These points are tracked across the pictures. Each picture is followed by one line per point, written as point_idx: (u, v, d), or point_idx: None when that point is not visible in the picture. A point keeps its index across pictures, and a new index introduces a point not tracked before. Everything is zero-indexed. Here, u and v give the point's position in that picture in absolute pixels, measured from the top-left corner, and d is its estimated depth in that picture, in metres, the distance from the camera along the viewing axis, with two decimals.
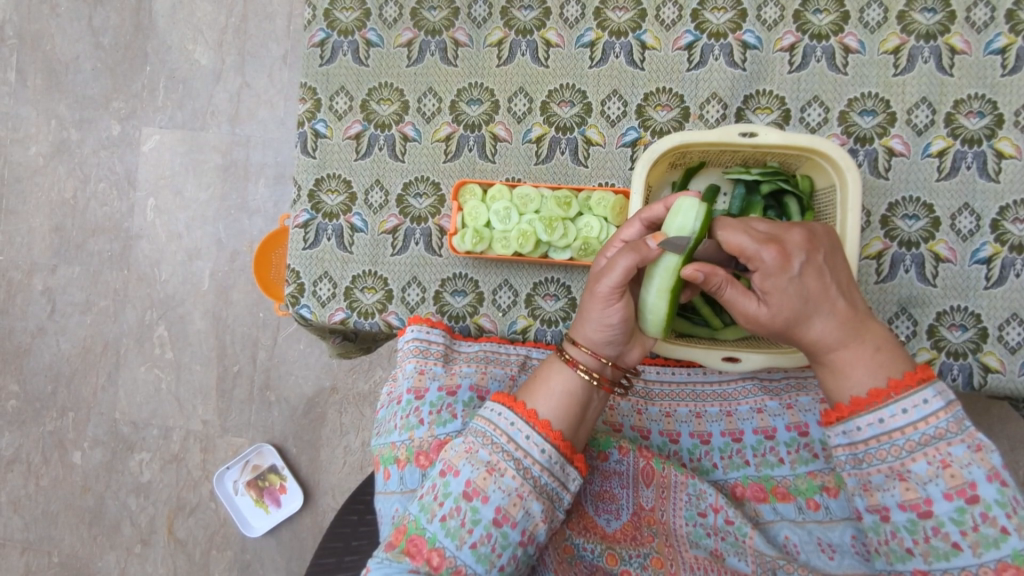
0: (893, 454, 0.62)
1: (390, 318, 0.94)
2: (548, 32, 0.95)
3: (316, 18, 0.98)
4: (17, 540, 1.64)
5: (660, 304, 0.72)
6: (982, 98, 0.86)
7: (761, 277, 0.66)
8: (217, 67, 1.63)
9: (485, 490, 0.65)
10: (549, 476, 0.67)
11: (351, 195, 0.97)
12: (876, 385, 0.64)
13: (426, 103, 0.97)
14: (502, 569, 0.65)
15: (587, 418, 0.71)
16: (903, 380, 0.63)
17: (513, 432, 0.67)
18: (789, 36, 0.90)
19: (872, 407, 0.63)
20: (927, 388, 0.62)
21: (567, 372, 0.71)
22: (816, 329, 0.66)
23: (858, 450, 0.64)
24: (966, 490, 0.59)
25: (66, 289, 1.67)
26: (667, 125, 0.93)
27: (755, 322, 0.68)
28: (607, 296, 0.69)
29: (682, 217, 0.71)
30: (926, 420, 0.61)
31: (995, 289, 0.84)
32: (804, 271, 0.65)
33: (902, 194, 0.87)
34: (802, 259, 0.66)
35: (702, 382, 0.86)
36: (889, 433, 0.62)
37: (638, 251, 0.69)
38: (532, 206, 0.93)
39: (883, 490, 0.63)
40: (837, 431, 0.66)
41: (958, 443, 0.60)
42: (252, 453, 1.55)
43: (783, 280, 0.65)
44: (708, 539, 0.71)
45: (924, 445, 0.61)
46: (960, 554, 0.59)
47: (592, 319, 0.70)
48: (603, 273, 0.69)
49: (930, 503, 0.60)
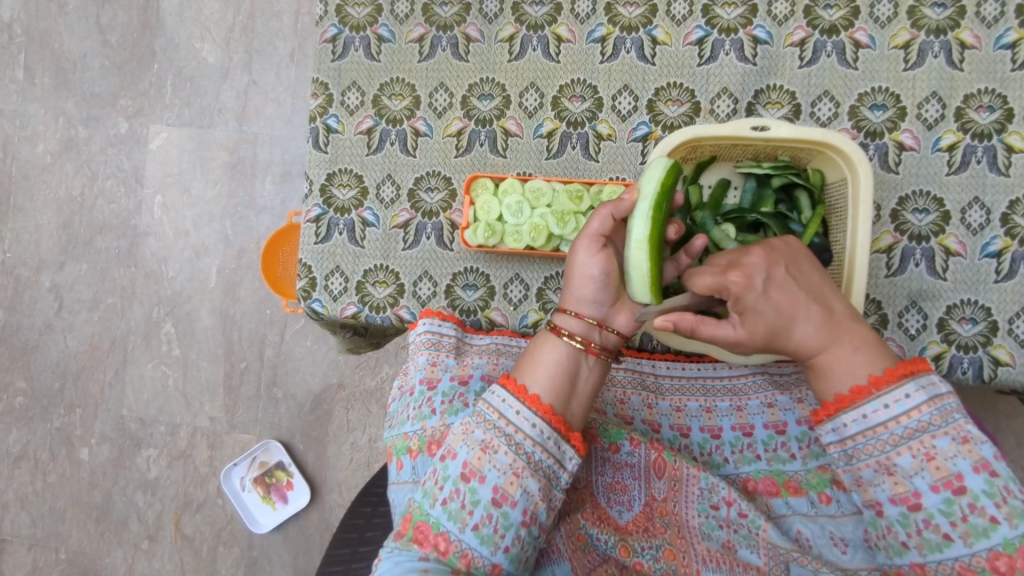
0: (880, 448, 0.63)
1: (402, 313, 0.95)
2: (559, 27, 0.96)
3: (327, 14, 0.98)
4: (24, 536, 1.64)
5: (640, 257, 0.74)
6: (992, 92, 0.86)
7: (734, 299, 0.69)
8: (225, 65, 1.63)
9: (482, 470, 0.65)
10: (544, 452, 0.66)
11: (363, 189, 0.97)
12: (857, 381, 0.65)
13: (438, 99, 0.98)
14: (507, 551, 0.64)
15: (579, 390, 0.71)
16: (883, 376, 0.64)
17: (505, 408, 0.67)
18: (799, 31, 0.90)
19: (855, 404, 0.64)
20: (909, 382, 0.63)
21: (551, 339, 0.72)
22: (795, 342, 0.68)
23: (848, 447, 0.65)
24: (952, 482, 0.60)
25: (74, 286, 1.67)
26: (678, 120, 0.93)
27: (738, 340, 0.70)
28: (589, 246, 0.74)
29: (649, 173, 0.77)
30: (908, 414, 0.62)
31: (1006, 282, 0.84)
32: (768, 286, 0.68)
33: (913, 188, 0.87)
34: (764, 276, 0.68)
35: (712, 376, 0.87)
36: (874, 428, 0.63)
37: (613, 205, 0.77)
38: (545, 200, 0.93)
39: (875, 484, 0.63)
40: (826, 429, 0.66)
41: (943, 435, 0.61)
42: (260, 449, 1.56)
43: (753, 299, 0.68)
44: (720, 531, 0.71)
45: (908, 438, 0.62)
46: (953, 545, 0.59)
47: (575, 276, 0.74)
48: (585, 230, 0.77)
49: (919, 496, 0.61)
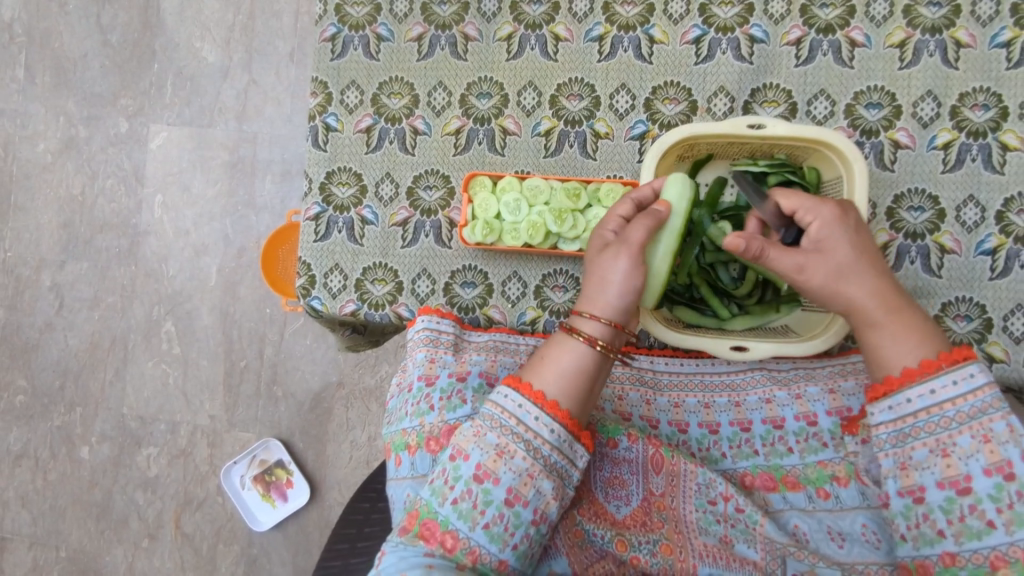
0: (941, 427, 0.64)
1: (401, 310, 0.95)
2: (557, 26, 0.97)
3: (327, 13, 0.99)
4: (25, 534, 1.65)
5: (662, 266, 0.77)
6: (987, 91, 0.87)
7: (818, 227, 0.72)
8: (224, 65, 1.64)
9: (496, 472, 0.66)
10: (559, 455, 0.67)
11: (362, 187, 0.98)
12: (924, 356, 0.67)
13: (436, 97, 0.99)
14: (515, 548, 0.65)
15: (598, 392, 0.72)
16: (950, 354, 0.66)
17: (522, 413, 0.68)
18: (795, 30, 0.91)
19: (924, 377, 0.65)
20: (975, 363, 0.65)
21: (578, 346, 0.72)
22: (858, 284, 0.69)
23: (904, 426, 0.66)
24: (1004, 468, 0.61)
25: (74, 285, 1.68)
26: (675, 118, 0.94)
27: (806, 262, 0.71)
28: (637, 257, 0.74)
29: (680, 186, 0.78)
30: (974, 393, 0.63)
31: (1000, 279, 0.85)
32: (856, 225, 0.72)
33: (908, 185, 0.88)
34: (853, 216, 0.72)
35: (711, 372, 0.88)
36: (939, 405, 0.64)
37: (652, 216, 0.76)
38: (542, 198, 0.93)
39: (923, 467, 0.64)
40: (882, 406, 0.67)
41: (1000, 418, 0.62)
42: (259, 447, 1.56)
43: (837, 230, 0.71)
44: (717, 526, 0.71)
45: (971, 419, 0.63)
46: (994, 532, 0.60)
47: (616, 288, 0.73)
48: (627, 238, 0.75)
49: (970, 480, 0.62)
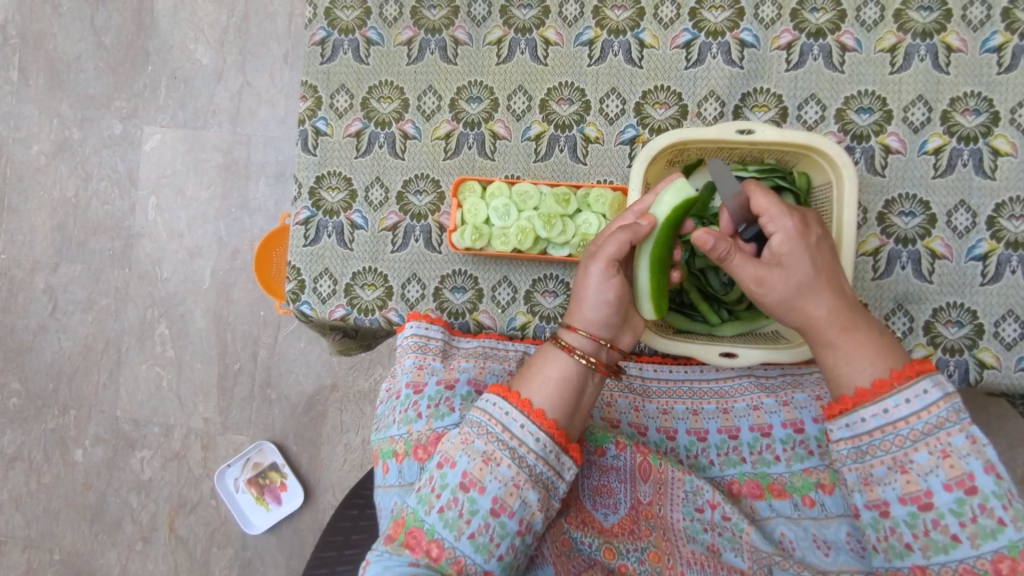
0: (897, 444, 0.63)
1: (390, 315, 0.95)
2: (547, 30, 0.96)
3: (316, 17, 0.99)
4: (18, 537, 1.65)
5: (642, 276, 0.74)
6: (978, 95, 0.87)
7: (782, 239, 0.68)
8: (218, 67, 1.63)
9: (482, 481, 0.66)
10: (544, 465, 0.67)
11: (352, 191, 0.97)
12: (879, 375, 0.65)
13: (426, 101, 0.98)
14: (501, 558, 0.65)
15: (582, 405, 0.72)
16: (903, 371, 0.65)
17: (508, 421, 0.68)
18: (786, 34, 0.91)
19: (877, 398, 0.64)
20: (926, 379, 0.63)
21: (559, 356, 0.72)
22: (818, 303, 0.68)
23: (861, 443, 0.65)
24: (965, 481, 0.61)
25: (68, 287, 1.67)
26: (666, 122, 0.94)
27: (767, 276, 0.68)
28: (606, 269, 0.71)
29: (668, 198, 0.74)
30: (928, 409, 0.63)
31: (991, 285, 0.84)
32: (820, 242, 0.69)
33: (899, 190, 0.88)
34: (817, 231, 0.70)
35: (699, 378, 0.87)
36: (894, 423, 0.63)
37: (632, 228, 0.73)
38: (532, 203, 0.94)
39: (885, 483, 0.64)
40: (839, 424, 0.67)
41: (957, 432, 0.62)
42: (253, 450, 1.56)
43: (800, 245, 0.68)
44: (705, 534, 0.71)
45: (927, 435, 0.62)
46: (959, 546, 0.60)
47: (591, 300, 0.72)
48: (601, 249, 0.72)
49: (931, 495, 0.62)
